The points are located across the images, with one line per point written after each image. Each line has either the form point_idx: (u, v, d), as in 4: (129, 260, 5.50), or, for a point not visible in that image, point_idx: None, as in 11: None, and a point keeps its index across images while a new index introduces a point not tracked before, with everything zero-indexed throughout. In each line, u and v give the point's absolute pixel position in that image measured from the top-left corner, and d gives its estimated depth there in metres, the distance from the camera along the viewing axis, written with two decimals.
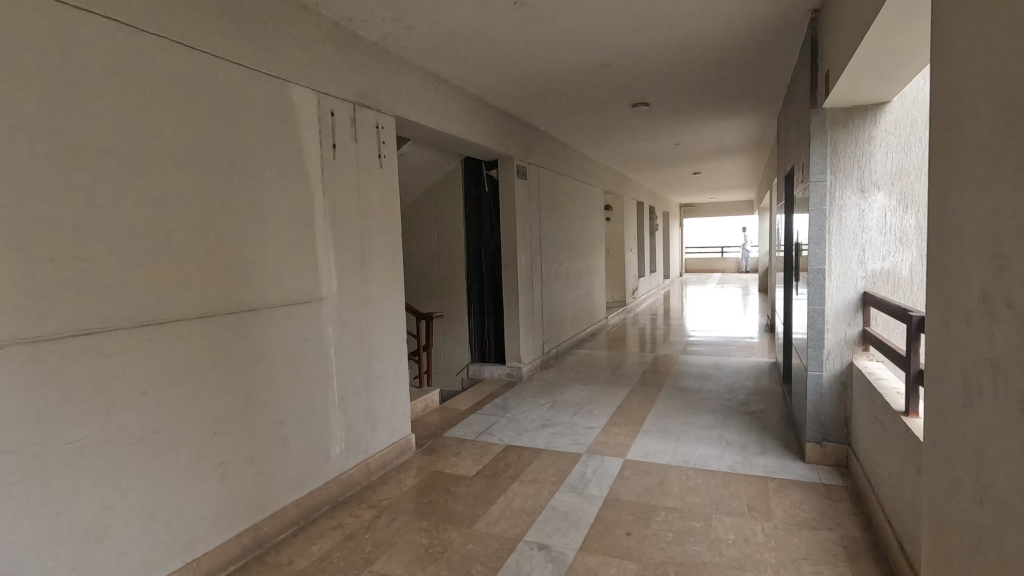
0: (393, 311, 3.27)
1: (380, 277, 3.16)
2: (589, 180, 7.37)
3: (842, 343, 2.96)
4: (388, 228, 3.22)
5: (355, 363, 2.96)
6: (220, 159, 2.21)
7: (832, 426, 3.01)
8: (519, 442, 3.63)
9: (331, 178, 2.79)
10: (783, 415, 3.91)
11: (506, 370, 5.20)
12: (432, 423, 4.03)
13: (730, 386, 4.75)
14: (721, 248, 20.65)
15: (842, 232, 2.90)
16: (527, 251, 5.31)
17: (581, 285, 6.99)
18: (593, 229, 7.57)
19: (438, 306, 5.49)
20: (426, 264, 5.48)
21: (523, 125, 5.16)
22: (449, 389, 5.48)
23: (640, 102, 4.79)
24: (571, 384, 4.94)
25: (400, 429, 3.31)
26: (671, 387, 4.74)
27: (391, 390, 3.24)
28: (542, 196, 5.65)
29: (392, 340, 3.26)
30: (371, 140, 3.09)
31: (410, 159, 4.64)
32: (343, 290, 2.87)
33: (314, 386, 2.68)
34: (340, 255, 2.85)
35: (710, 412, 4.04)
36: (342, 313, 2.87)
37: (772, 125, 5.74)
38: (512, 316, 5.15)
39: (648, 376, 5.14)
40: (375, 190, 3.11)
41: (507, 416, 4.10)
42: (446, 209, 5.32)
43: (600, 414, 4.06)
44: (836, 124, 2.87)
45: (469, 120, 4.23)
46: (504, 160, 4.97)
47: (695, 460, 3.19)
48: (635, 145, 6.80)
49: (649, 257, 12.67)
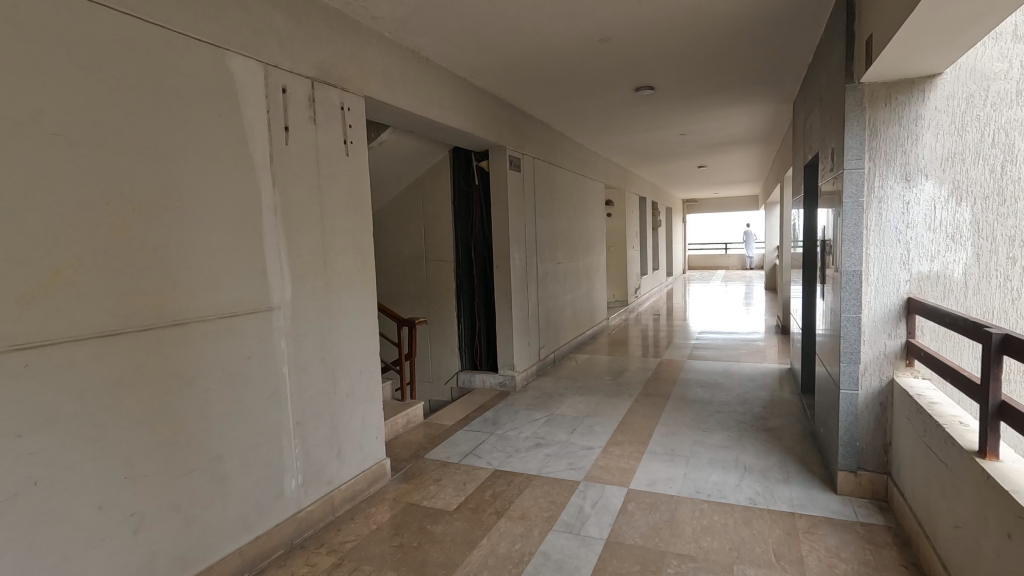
0: (364, 320, 2.86)
1: (348, 281, 2.75)
2: (589, 173, 6.93)
3: (880, 357, 2.55)
4: (356, 224, 2.81)
5: (317, 381, 2.56)
6: (132, 142, 1.81)
7: (868, 452, 2.60)
8: (509, 465, 3.22)
9: (283, 166, 2.38)
10: (805, 432, 3.50)
11: (499, 378, 4.81)
12: (413, 441, 3.62)
13: (742, 396, 4.33)
14: (724, 244, 20.18)
15: (883, 228, 2.48)
16: (521, 249, 4.89)
17: (580, 285, 6.56)
18: (593, 225, 7.14)
19: (425, 309, 5.06)
20: (411, 264, 5.04)
21: (516, 112, 4.74)
22: (437, 400, 5.06)
23: (644, 86, 4.37)
24: (568, 395, 4.53)
25: (371, 453, 2.91)
26: (678, 398, 4.32)
27: (361, 410, 2.84)
28: (537, 189, 5.23)
29: (362, 353, 2.85)
30: (334, 123, 2.68)
31: (390, 149, 4.20)
32: (300, 298, 2.46)
33: (264, 410, 2.27)
34: (295, 256, 2.44)
35: (722, 428, 3.63)
36: (299, 324, 2.46)
37: (784, 112, 5.32)
38: (505, 321, 4.74)
39: (653, 385, 4.72)
40: (340, 181, 2.70)
41: (497, 434, 3.69)
42: (433, 204, 4.90)
43: (600, 431, 3.65)
44: (875, 101, 2.45)
45: (455, 105, 3.81)
46: (496, 150, 4.57)
47: (710, 490, 2.77)
48: (638, 136, 6.37)
49: (652, 255, 12.22)
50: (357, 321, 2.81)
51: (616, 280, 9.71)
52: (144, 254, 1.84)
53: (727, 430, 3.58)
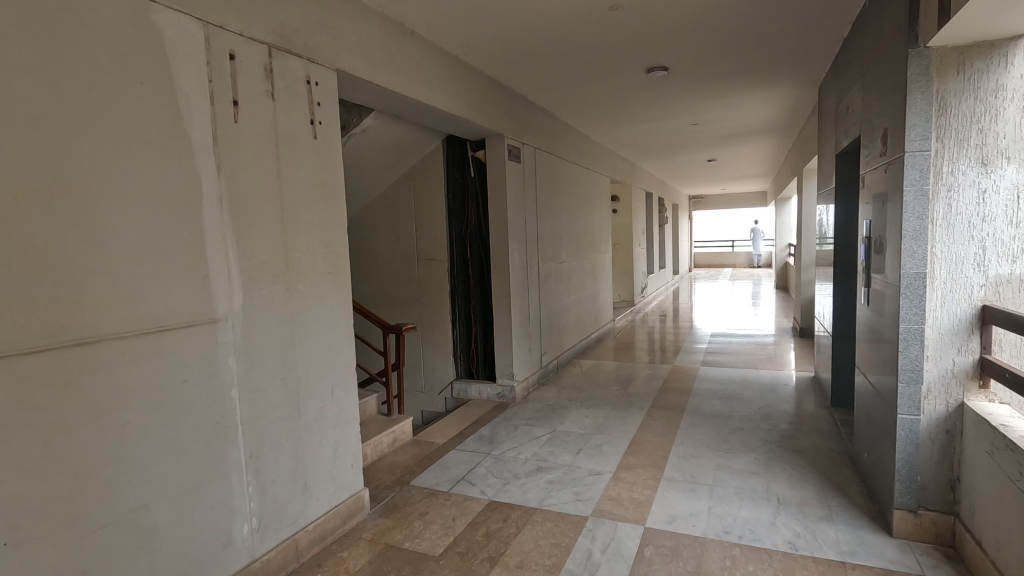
0: (337, 330, 2.46)
1: (316, 286, 2.35)
2: (593, 166, 6.50)
3: (946, 376, 2.14)
4: (325, 218, 2.40)
5: (278, 404, 2.16)
6: (13, 112, 1.40)
7: (931, 488, 2.19)
8: (506, 493, 2.82)
9: (230, 148, 1.97)
10: (842, 455, 3.08)
11: (497, 389, 4.40)
12: (398, 465, 3.21)
13: (764, 410, 3.91)
14: (730, 242, 19.73)
15: (952, 222, 2.08)
16: (521, 248, 4.49)
17: (584, 286, 6.16)
18: (598, 222, 6.70)
19: (416, 314, 4.65)
20: (401, 264, 4.64)
21: (515, 97, 4.33)
22: (430, 412, 4.65)
23: (656, 66, 3.96)
24: (573, 407, 4.12)
25: (346, 485, 2.52)
26: (694, 411, 3.90)
27: (333, 436, 2.44)
28: (539, 182, 4.82)
29: (335, 369, 2.45)
30: (298, 99, 2.27)
31: (376, 137, 3.79)
32: (254, 306, 2.06)
33: (207, 443, 1.88)
34: (247, 257, 2.03)
35: (747, 449, 3.22)
36: (253, 337, 2.06)
37: (807, 97, 4.90)
38: (504, 326, 4.34)
39: (665, 396, 4.31)
40: (305, 167, 2.30)
41: (493, 455, 3.28)
42: (424, 199, 4.48)
43: (609, 453, 3.25)
44: (946, 69, 2.04)
45: (446, 86, 3.40)
46: (494, 139, 4.18)
47: (741, 531, 2.36)
48: (646, 125, 5.94)
49: (658, 253, 11.80)
50: (327, 333, 2.41)
51: (621, 280, 9.29)
52: (33, 257, 1.44)
53: (753, 452, 3.17)
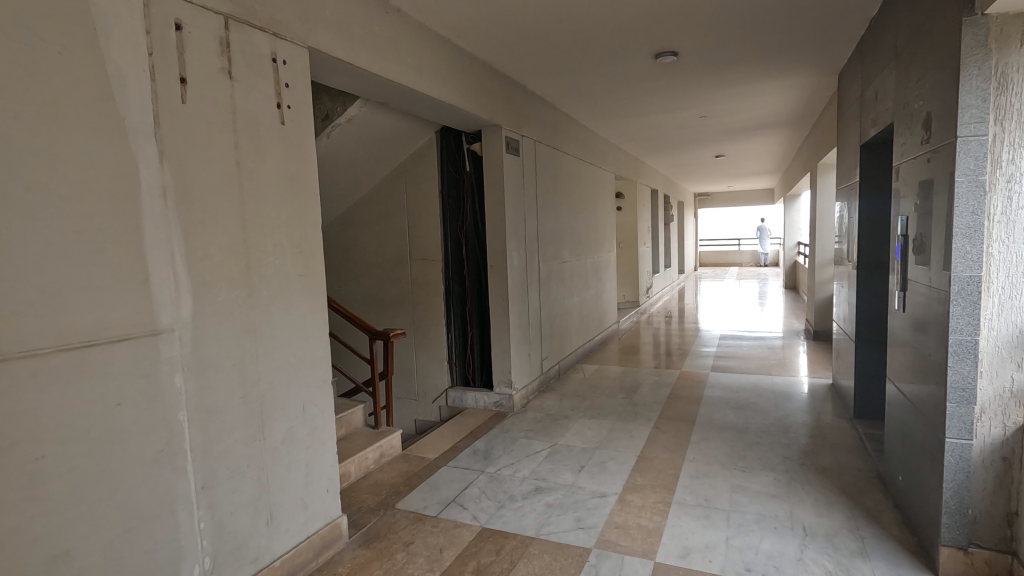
0: (309, 340, 2.19)
1: (283, 290, 2.08)
2: (596, 162, 6.22)
3: (1004, 395, 1.86)
4: (294, 215, 2.13)
5: (238, 426, 1.90)
6: None
7: (986, 523, 1.91)
8: (500, 519, 2.55)
9: (177, 133, 1.70)
10: (871, 475, 2.80)
11: (495, 398, 4.13)
12: (384, 484, 2.95)
13: (781, 422, 3.63)
14: (736, 240, 19.40)
15: (1012, 219, 1.80)
16: (520, 247, 4.21)
17: (588, 286, 5.88)
18: (601, 220, 6.41)
19: (409, 317, 4.38)
20: (393, 264, 4.37)
21: (513, 86, 4.06)
22: (423, 422, 4.38)
23: (665, 52, 3.67)
24: (575, 418, 3.85)
25: (320, 513, 2.25)
26: (706, 423, 3.63)
27: (305, 458, 2.18)
28: (539, 177, 4.55)
29: (308, 383, 2.19)
30: (262, 79, 2.00)
31: (364, 128, 3.54)
32: (208, 315, 1.80)
33: (147, 475, 1.62)
34: (199, 258, 1.77)
35: (765, 468, 2.94)
36: (206, 350, 1.79)
37: (824, 87, 4.61)
38: (501, 331, 4.06)
39: (674, 406, 4.03)
40: (271, 157, 2.03)
41: (487, 474, 3.01)
42: (417, 195, 4.21)
43: (614, 471, 2.97)
44: (1008, 40, 1.76)
45: (437, 72, 3.13)
46: (491, 131, 3.91)
47: (764, 568, 2.08)
48: (652, 118, 5.66)
49: (664, 252, 11.51)
50: (297, 343, 2.14)
51: (626, 280, 8.99)
52: None
53: (772, 472, 2.89)
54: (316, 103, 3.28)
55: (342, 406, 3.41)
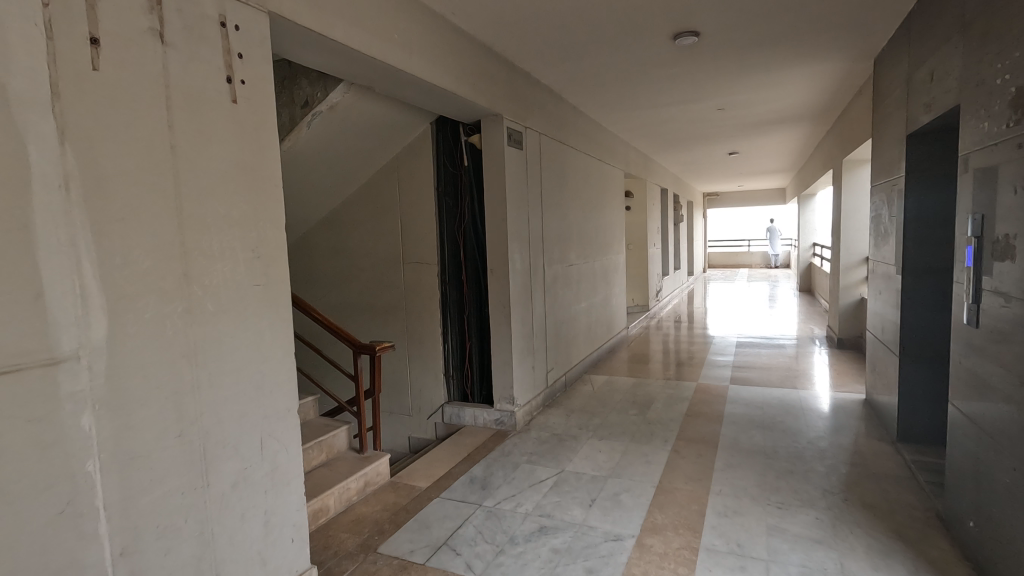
0: (268, 363, 1.83)
1: (235, 304, 1.72)
2: (605, 158, 5.84)
3: None
4: (251, 212, 1.77)
5: (172, 472, 1.54)
6: None
7: None
8: (498, 568, 2.17)
9: (86, 108, 1.34)
10: (931, 516, 2.40)
11: (495, 415, 3.76)
12: (367, 521, 2.58)
13: (814, 446, 3.25)
14: (746, 240, 18.96)
15: None
16: (523, 249, 3.84)
17: (596, 290, 5.51)
18: (610, 220, 6.04)
19: (402, 326, 4.01)
20: (385, 268, 4.01)
21: (515, 72, 3.68)
22: (418, 440, 4.02)
23: (685, 33, 3.29)
24: (584, 439, 3.48)
25: (284, 567, 1.89)
26: (730, 447, 3.25)
27: (263, 504, 1.81)
28: (543, 174, 4.18)
29: (267, 413, 1.83)
30: (205, 46, 1.64)
31: (351, 118, 3.19)
32: (128, 337, 1.43)
33: (41, 546, 1.26)
34: (118, 266, 1.41)
35: (804, 504, 2.56)
36: (127, 382, 1.43)
37: (855, 74, 4.21)
38: (502, 341, 3.70)
39: (692, 425, 3.65)
40: (219, 142, 1.67)
41: (485, 509, 2.64)
42: (410, 192, 3.85)
43: (630, 506, 2.60)
44: None
45: (428, 51, 2.77)
46: (491, 121, 3.54)
47: None
48: (665, 111, 5.28)
49: (673, 253, 11.11)
50: (252, 366, 1.78)
51: (635, 283, 8.60)
52: None
53: (813, 510, 2.51)
54: (296, 90, 2.98)
55: (323, 428, 3.04)
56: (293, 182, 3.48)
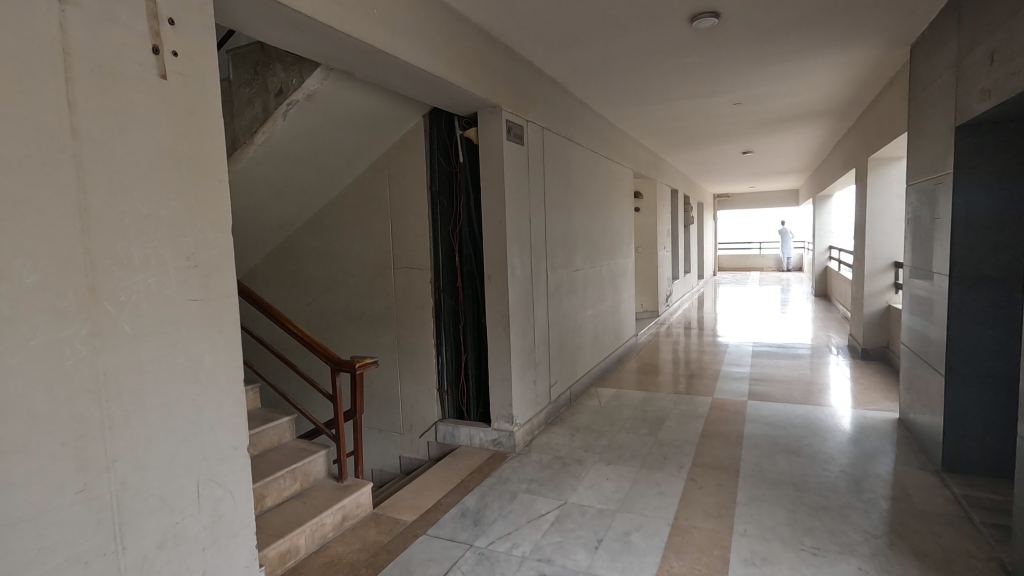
0: (208, 394, 1.52)
1: (163, 324, 1.41)
2: (612, 156, 5.51)
3: None
4: (184, 212, 1.46)
5: (73, 536, 1.23)
6: None
7: None
8: None
9: None
10: (994, 570, 2.06)
11: (492, 435, 3.44)
12: (342, 564, 2.26)
13: (848, 476, 2.91)
14: (757, 243, 18.51)
15: None
16: (524, 253, 3.52)
17: (603, 297, 5.17)
18: (618, 221, 5.70)
19: (392, 336, 3.70)
20: (374, 274, 3.70)
21: (515, 60, 3.37)
22: (409, 460, 3.71)
23: (702, 16, 2.96)
24: (590, 464, 3.15)
25: None
26: (753, 476, 2.91)
27: (200, 565, 1.50)
28: (547, 172, 3.86)
29: (206, 454, 1.52)
30: (123, 8, 1.33)
31: (333, 109, 2.88)
32: (5, 369, 1.13)
33: None
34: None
35: (844, 550, 2.22)
36: (6, 430, 1.13)
37: (887, 62, 3.87)
38: (500, 354, 3.38)
39: (709, 448, 3.31)
40: (140, 126, 1.36)
41: (476, 550, 2.32)
42: (401, 191, 3.54)
43: (642, 549, 2.28)
44: None
45: (415, 32, 2.47)
46: (488, 112, 3.23)
47: None
48: (677, 105, 4.96)
49: (683, 256, 10.74)
50: (185, 399, 1.47)
51: (644, 288, 8.25)
52: None
53: (854, 557, 2.17)
54: (269, 76, 2.69)
55: (298, 452, 2.73)
56: (273, 180, 3.18)
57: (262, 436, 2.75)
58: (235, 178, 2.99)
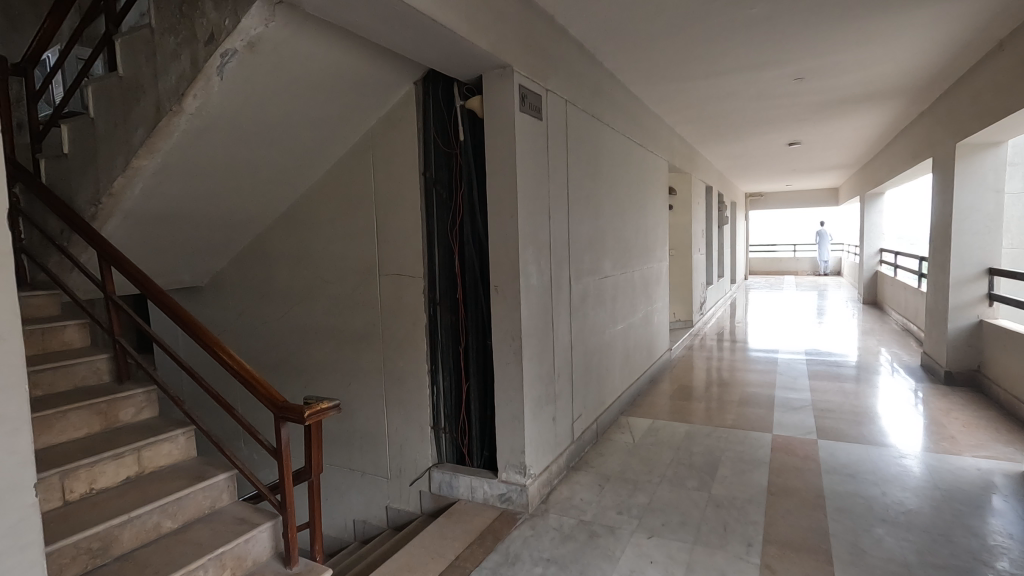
0: None
1: None
2: (645, 142, 4.75)
3: None
4: None
5: None
6: None
7: None
8: None
9: None
10: None
11: (499, 488, 2.70)
12: None
13: (990, 566, 2.10)
14: (790, 245, 17.44)
15: None
16: (542, 257, 2.78)
17: (635, 307, 4.41)
18: (651, 219, 4.94)
19: (377, 359, 2.98)
20: (355, 283, 2.99)
21: (532, 10, 2.64)
22: (398, 512, 2.99)
23: None
24: (626, 535, 2.39)
25: None
26: (856, 564, 2.12)
27: None
28: (570, 156, 3.11)
29: None
30: None
31: (289, 67, 2.18)
32: None
33: None
34: None
35: None
36: None
37: (1001, 17, 3.06)
38: (510, 385, 2.64)
39: (783, 513, 2.53)
40: None
41: None
42: (387, 178, 2.83)
43: None
44: None
45: None
46: (497, 76, 2.50)
47: None
48: (726, 81, 4.18)
49: (717, 259, 9.88)
50: None
51: (676, 295, 7.44)
52: None
53: None
54: (197, 18, 1.99)
55: (235, 524, 2.03)
56: (222, 164, 2.51)
57: (187, 501, 2.05)
58: (168, 160, 2.33)
